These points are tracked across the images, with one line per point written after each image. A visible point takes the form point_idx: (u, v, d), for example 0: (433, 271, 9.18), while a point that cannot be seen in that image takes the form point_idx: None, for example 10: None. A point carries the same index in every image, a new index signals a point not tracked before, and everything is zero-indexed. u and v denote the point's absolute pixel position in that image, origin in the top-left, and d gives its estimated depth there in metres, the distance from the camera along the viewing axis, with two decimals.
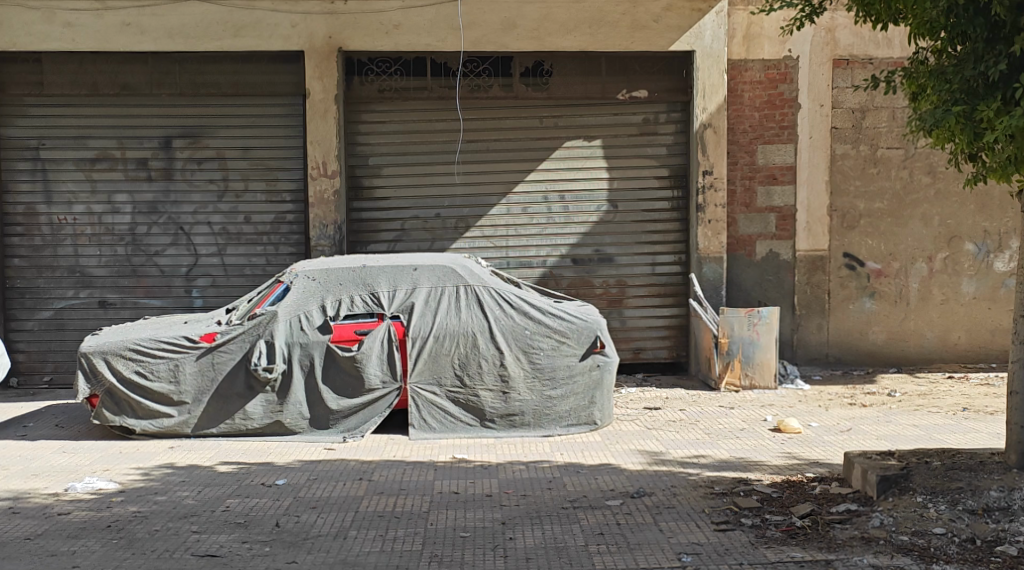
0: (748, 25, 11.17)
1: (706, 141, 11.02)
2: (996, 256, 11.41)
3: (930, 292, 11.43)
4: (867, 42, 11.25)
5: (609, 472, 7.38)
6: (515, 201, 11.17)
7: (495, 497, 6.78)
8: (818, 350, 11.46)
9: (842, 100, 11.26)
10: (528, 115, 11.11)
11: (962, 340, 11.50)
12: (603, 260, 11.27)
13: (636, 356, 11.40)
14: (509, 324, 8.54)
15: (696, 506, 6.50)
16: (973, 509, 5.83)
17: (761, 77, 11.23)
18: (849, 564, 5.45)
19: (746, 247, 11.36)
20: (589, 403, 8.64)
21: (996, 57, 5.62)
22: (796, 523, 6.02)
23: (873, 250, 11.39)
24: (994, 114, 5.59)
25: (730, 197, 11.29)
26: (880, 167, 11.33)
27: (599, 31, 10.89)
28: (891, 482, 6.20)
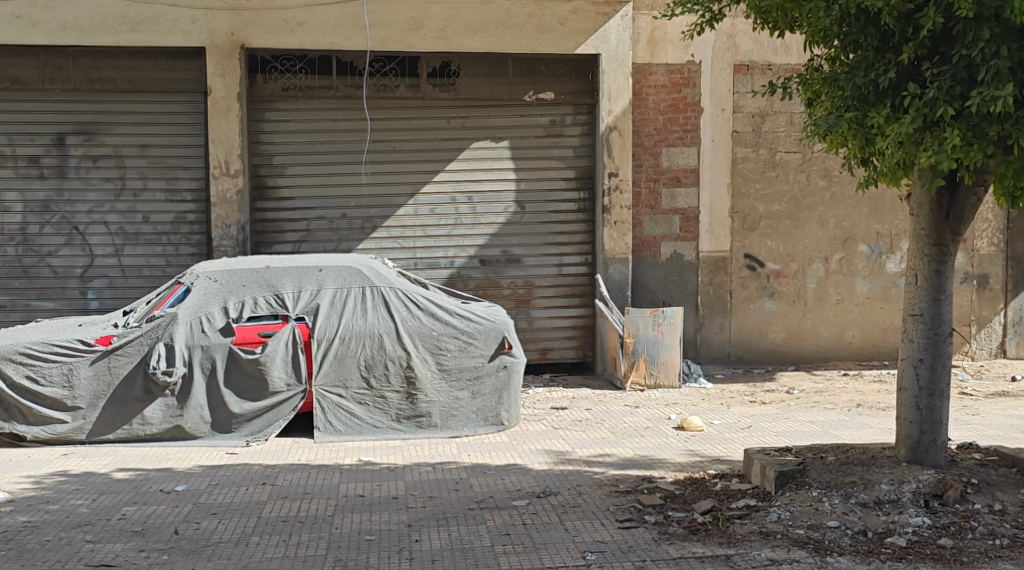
0: (653, 29, 11.32)
1: (612, 143, 11.15)
2: (888, 257, 11.79)
3: (827, 292, 11.75)
4: (766, 49, 11.52)
5: (516, 472, 7.41)
6: (422, 202, 11.14)
7: (401, 499, 6.76)
8: (721, 349, 11.69)
9: (742, 104, 11.51)
10: (435, 115, 11.10)
11: (857, 338, 11.86)
12: (510, 261, 11.32)
13: (544, 357, 11.48)
14: (416, 325, 8.52)
15: (601, 504, 6.58)
16: (866, 502, 6.00)
17: (665, 80, 11.40)
18: (749, 559, 5.57)
19: (651, 248, 11.50)
20: (496, 403, 8.68)
21: (886, 66, 5.82)
22: (698, 519, 6.14)
23: (773, 251, 11.67)
24: (885, 120, 5.76)
25: (636, 199, 11.42)
26: (779, 170, 11.62)
27: (505, 32, 10.92)
28: (789, 477, 6.36)
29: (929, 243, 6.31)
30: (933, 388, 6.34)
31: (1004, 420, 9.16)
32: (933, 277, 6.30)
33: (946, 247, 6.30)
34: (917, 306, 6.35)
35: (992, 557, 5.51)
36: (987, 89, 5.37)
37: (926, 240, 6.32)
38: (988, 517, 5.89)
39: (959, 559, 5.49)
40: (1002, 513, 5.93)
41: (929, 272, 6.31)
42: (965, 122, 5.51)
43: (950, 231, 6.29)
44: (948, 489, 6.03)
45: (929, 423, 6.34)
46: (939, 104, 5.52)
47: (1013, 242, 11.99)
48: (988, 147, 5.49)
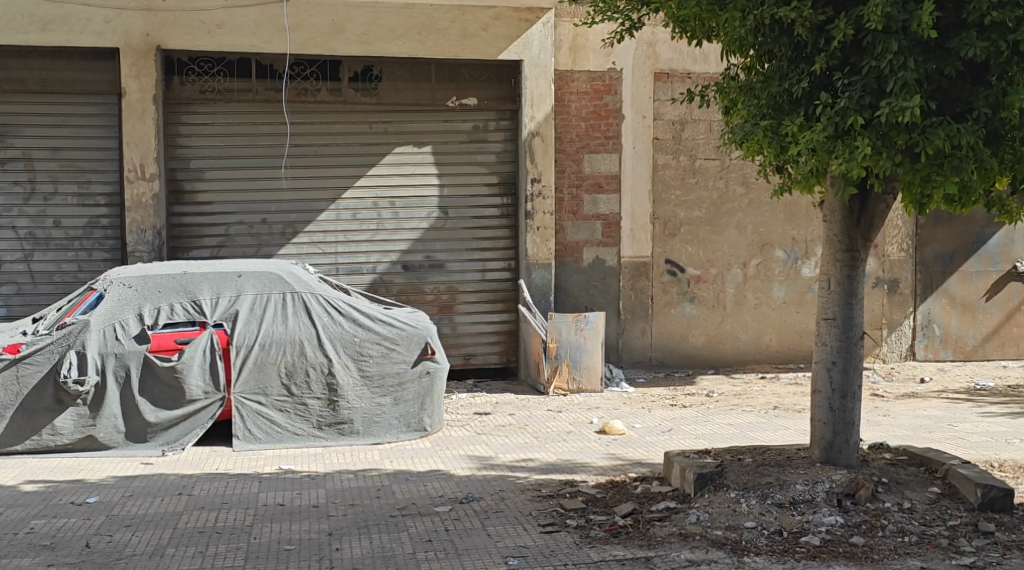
0: (575, 36, 11.40)
1: (534, 149, 11.20)
2: (803, 262, 12.06)
3: (745, 297, 11.96)
4: (685, 57, 11.71)
5: (438, 478, 7.40)
6: (344, 207, 11.06)
7: (322, 507, 6.69)
8: (642, 353, 11.81)
9: (663, 112, 11.67)
10: (357, 119, 11.03)
11: (774, 342, 12.10)
12: (433, 267, 11.29)
13: (467, 362, 11.47)
14: (337, 331, 8.45)
15: (524, 509, 6.60)
16: (781, 502, 6.12)
17: (587, 87, 11.49)
18: (668, 560, 5.64)
19: (574, 254, 11.57)
20: (419, 409, 8.66)
21: (799, 76, 5.96)
22: (618, 522, 6.20)
23: (693, 257, 11.84)
24: (799, 128, 5.91)
25: (558, 205, 11.48)
26: (698, 177, 11.80)
27: (427, 38, 10.90)
28: (707, 479, 6.45)
29: (842, 249, 6.46)
30: (845, 390, 6.49)
31: (914, 421, 9.42)
32: (845, 282, 6.46)
33: (858, 252, 6.46)
34: (830, 311, 6.51)
35: (902, 554, 5.66)
36: (895, 99, 5.51)
37: (838, 247, 6.47)
38: (898, 515, 6.05)
39: (870, 557, 5.62)
40: (910, 510, 6.10)
41: (842, 277, 6.47)
42: (874, 131, 5.64)
43: (862, 237, 6.45)
44: (859, 488, 6.17)
45: (842, 423, 6.49)
46: (849, 113, 5.67)
47: (921, 248, 12.35)
48: (896, 155, 5.62)
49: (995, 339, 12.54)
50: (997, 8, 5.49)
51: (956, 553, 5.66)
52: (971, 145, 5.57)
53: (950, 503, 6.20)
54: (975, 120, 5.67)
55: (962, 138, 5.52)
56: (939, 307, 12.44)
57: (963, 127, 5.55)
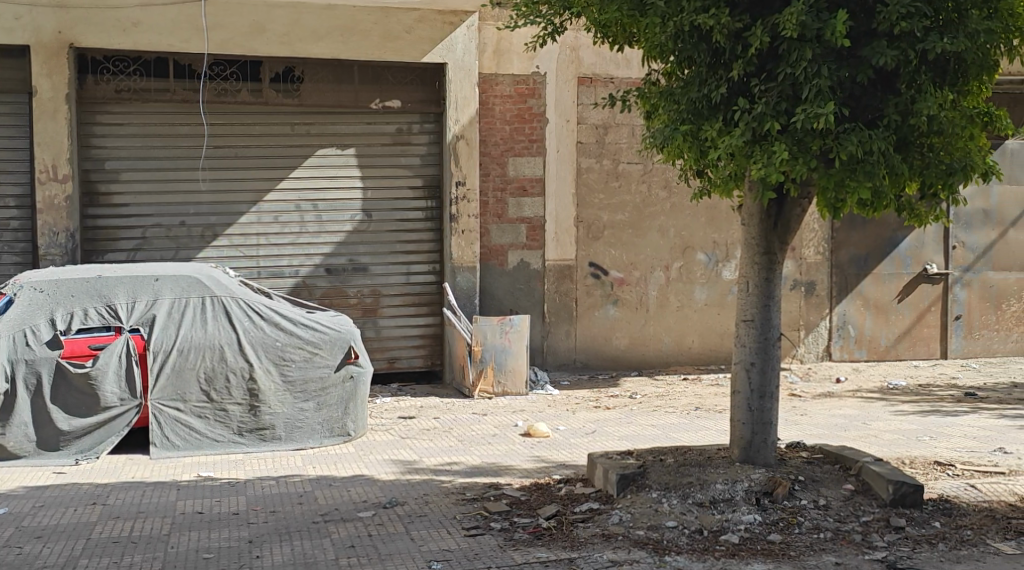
0: (499, 40, 11.41)
1: (458, 152, 11.18)
2: (723, 264, 12.24)
3: (666, 299, 12.10)
4: (607, 62, 11.81)
5: (361, 483, 7.34)
6: (265, 209, 10.92)
7: (242, 515, 6.59)
8: (567, 356, 11.87)
9: (586, 116, 11.75)
10: (278, 121, 10.90)
11: (696, 344, 12.26)
12: (357, 270, 11.22)
13: (391, 366, 11.41)
14: (259, 336, 8.33)
15: (448, 513, 6.58)
16: (701, 501, 6.21)
17: (510, 91, 11.52)
18: (591, 561, 5.66)
19: (498, 256, 11.58)
20: (342, 414, 8.61)
21: (717, 81, 6.04)
22: (542, 524, 6.22)
23: (616, 259, 11.94)
24: (717, 133, 6.00)
25: (483, 208, 11.48)
26: (621, 180, 11.90)
27: (350, 39, 10.81)
28: (629, 480, 6.51)
29: (760, 252, 6.58)
30: (763, 391, 6.61)
31: (830, 419, 9.63)
32: (763, 284, 6.58)
33: (775, 255, 6.58)
34: (748, 312, 6.62)
35: (817, 551, 5.77)
36: (810, 106, 5.64)
37: (756, 249, 6.58)
38: (814, 512, 6.16)
39: (787, 553, 5.73)
40: (826, 507, 6.22)
41: (759, 279, 6.59)
42: (790, 137, 5.77)
43: (778, 240, 6.57)
44: (777, 487, 6.28)
45: (760, 423, 6.60)
46: (766, 119, 5.77)
47: (837, 251, 12.63)
48: (812, 160, 5.73)
49: (906, 339, 12.90)
50: (906, 19, 5.66)
51: (869, 548, 5.80)
52: (881, 151, 5.75)
53: (863, 499, 6.34)
54: (886, 127, 5.83)
55: (873, 144, 5.70)
56: (854, 309, 12.73)
57: (874, 133, 5.72)
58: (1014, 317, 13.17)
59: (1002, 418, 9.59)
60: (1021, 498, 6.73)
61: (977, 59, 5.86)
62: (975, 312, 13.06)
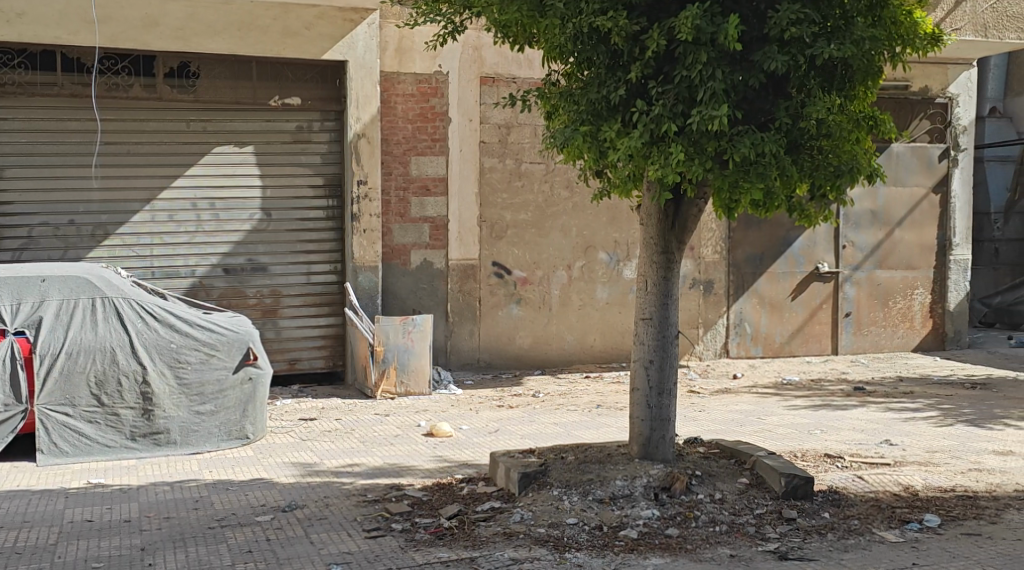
0: (400, 39, 11.34)
1: (360, 151, 11.05)
2: (625, 264, 12.40)
3: (569, 298, 12.20)
4: (510, 62, 11.84)
5: (260, 487, 7.21)
6: (160, 208, 10.67)
7: (134, 522, 6.42)
8: (470, 355, 11.86)
9: (488, 116, 11.77)
10: (173, 117, 10.65)
11: (598, 343, 12.38)
12: (256, 270, 11.03)
13: (292, 367, 11.25)
14: (152, 338, 8.10)
15: (348, 515, 6.52)
16: (601, 498, 6.28)
17: (413, 90, 11.46)
18: (491, 560, 5.67)
19: (400, 256, 11.51)
20: (240, 417, 8.47)
21: (616, 83, 6.10)
22: (444, 524, 6.20)
23: (519, 259, 11.98)
24: (616, 134, 6.06)
25: (385, 207, 11.40)
26: (523, 180, 11.95)
27: (248, 35, 10.60)
28: (531, 478, 6.55)
29: (658, 251, 6.66)
30: (661, 388, 6.72)
31: (727, 415, 9.83)
32: (661, 284, 6.67)
33: (672, 255, 6.68)
34: (646, 311, 6.71)
35: (712, 543, 5.89)
36: (705, 108, 5.74)
37: (654, 249, 6.67)
38: (710, 506, 6.28)
39: (684, 547, 5.83)
40: (721, 501, 6.34)
41: (657, 279, 6.68)
42: (686, 138, 5.86)
43: (676, 240, 6.67)
44: (674, 482, 6.38)
45: (659, 420, 6.70)
46: (663, 121, 5.85)
47: (734, 250, 12.90)
48: (706, 161, 5.84)
49: (800, 336, 13.25)
50: (796, 24, 5.81)
51: (762, 540, 5.94)
52: (774, 153, 5.88)
53: (757, 493, 6.48)
54: (778, 129, 5.97)
55: (765, 146, 5.81)
56: (751, 307, 13.00)
57: (765, 136, 5.85)
58: (900, 313, 13.66)
59: (889, 412, 9.92)
60: (906, 488, 6.96)
61: (862, 66, 6.06)
62: (864, 310, 13.49)
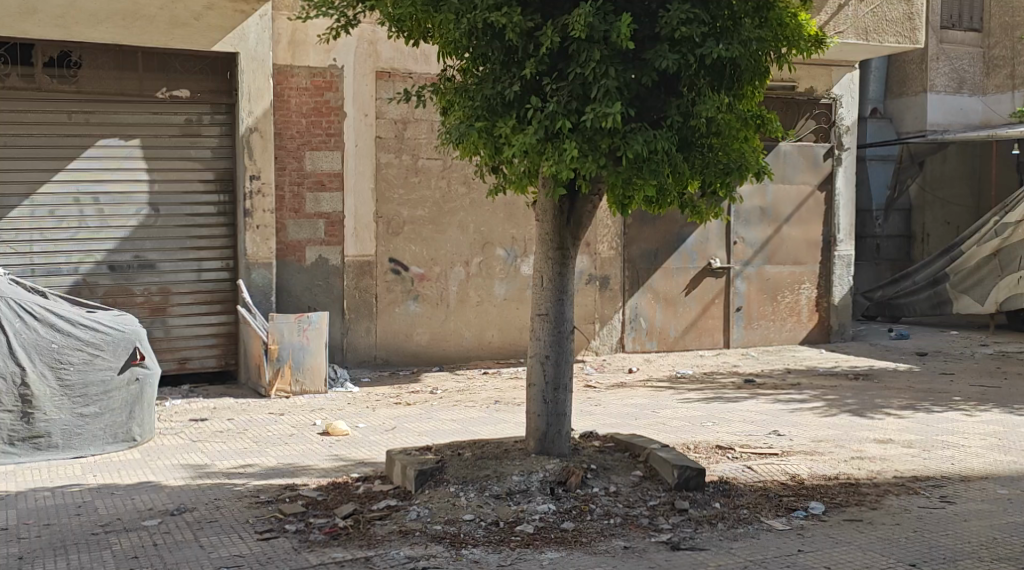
0: (294, 31, 11.16)
1: (252, 145, 10.84)
2: (522, 261, 12.46)
3: (467, 294, 12.19)
4: (406, 57, 11.78)
5: (148, 491, 7.01)
6: (40, 202, 10.29)
7: (12, 530, 6.16)
8: (366, 352, 11.75)
9: (384, 111, 11.68)
10: (53, 108, 10.30)
11: (496, 338, 12.41)
12: (143, 267, 10.72)
13: (182, 367, 10.97)
14: (32, 338, 7.79)
15: (240, 517, 6.39)
16: (498, 494, 6.29)
17: (307, 83, 11.28)
18: (386, 559, 5.61)
19: (295, 253, 11.33)
20: (127, 418, 8.27)
21: (511, 79, 6.09)
22: (338, 523, 6.12)
23: (416, 255, 11.92)
24: (511, 130, 6.05)
25: (279, 203, 11.19)
26: (420, 176, 11.90)
27: (133, 24, 10.28)
28: (428, 475, 6.50)
29: (553, 247, 6.70)
30: (558, 382, 6.76)
31: (622, 409, 9.96)
32: (557, 279, 6.71)
33: (567, 251, 6.72)
34: (542, 307, 6.74)
35: (607, 536, 5.94)
36: (599, 105, 5.79)
37: (550, 245, 6.70)
38: (605, 498, 6.35)
39: (579, 540, 5.87)
40: (616, 494, 6.42)
41: (553, 274, 6.72)
42: (580, 135, 5.90)
43: (571, 236, 6.71)
44: (570, 476, 6.45)
45: (555, 415, 6.73)
46: (557, 117, 5.88)
47: (629, 246, 13.05)
48: (600, 158, 5.88)
49: (693, 330, 13.50)
50: (686, 24, 5.92)
51: (655, 531, 6.02)
52: (665, 150, 5.97)
53: (650, 485, 6.58)
54: (669, 127, 6.06)
55: (657, 143, 5.90)
56: (645, 302, 13.19)
57: (658, 133, 5.93)
58: (788, 307, 14.04)
59: (777, 403, 10.19)
60: (793, 477, 7.15)
61: (750, 65, 6.19)
62: (754, 304, 13.82)
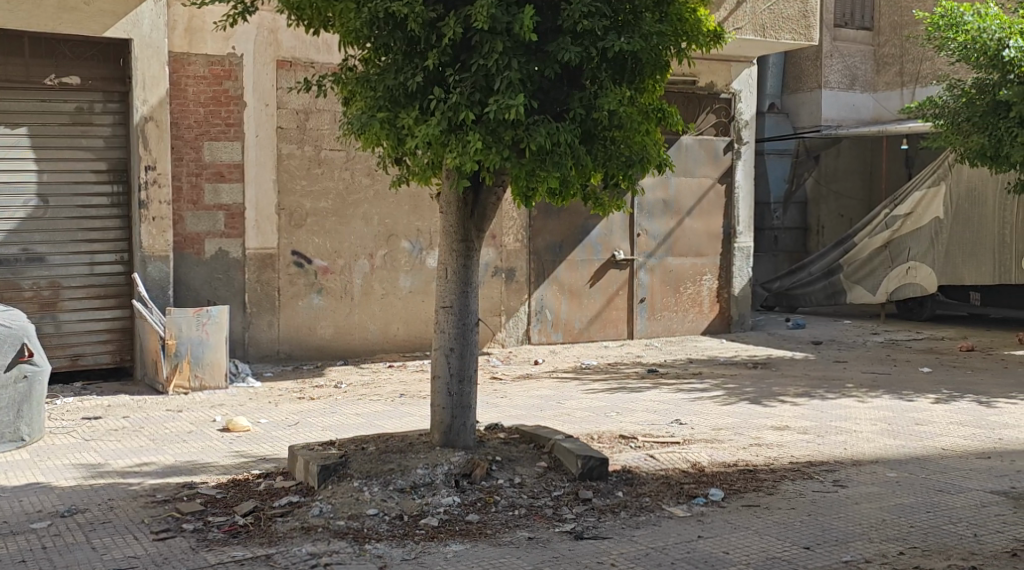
0: (190, 18, 10.89)
1: (147, 135, 10.52)
2: (427, 253, 12.41)
3: (371, 288, 12.09)
4: (307, 47, 11.61)
5: (37, 492, 6.77)
6: None
7: None
8: (268, 347, 11.53)
9: (285, 101, 11.48)
10: None
11: (401, 331, 12.33)
12: (32, 261, 10.35)
13: (73, 364, 10.64)
14: None
15: (135, 517, 6.21)
16: (403, 488, 6.25)
17: (204, 72, 11.01)
18: (288, 556, 5.51)
19: (194, 246, 11.07)
20: (15, 418, 7.96)
21: (413, 69, 6.02)
22: (238, 522, 6.00)
23: (319, 248, 11.76)
24: (413, 121, 5.99)
25: (176, 194, 10.92)
26: (323, 167, 11.74)
27: (18, 8, 9.89)
28: (331, 470, 6.42)
29: (457, 239, 6.66)
30: (462, 375, 6.74)
31: (527, 400, 10.00)
32: (461, 272, 6.68)
33: (471, 243, 6.70)
34: (447, 299, 6.70)
35: (512, 527, 5.95)
36: (502, 97, 5.77)
37: (453, 237, 6.66)
38: (509, 490, 6.37)
39: (484, 532, 5.87)
40: (520, 485, 6.44)
41: (457, 267, 6.69)
42: (483, 126, 5.87)
43: (475, 228, 6.69)
44: (475, 468, 6.45)
45: (459, 407, 6.71)
46: (460, 109, 5.84)
47: (535, 238, 13.07)
48: (504, 150, 5.86)
49: (598, 322, 13.62)
50: (588, 17, 5.95)
51: (559, 521, 6.05)
52: (568, 143, 5.97)
53: (555, 475, 6.61)
54: (572, 120, 6.07)
55: (560, 136, 5.90)
56: (551, 294, 13.23)
57: (561, 126, 5.93)
58: (690, 298, 14.27)
59: (679, 392, 10.36)
60: (693, 464, 7.27)
61: (651, 60, 6.24)
62: (657, 295, 14.01)
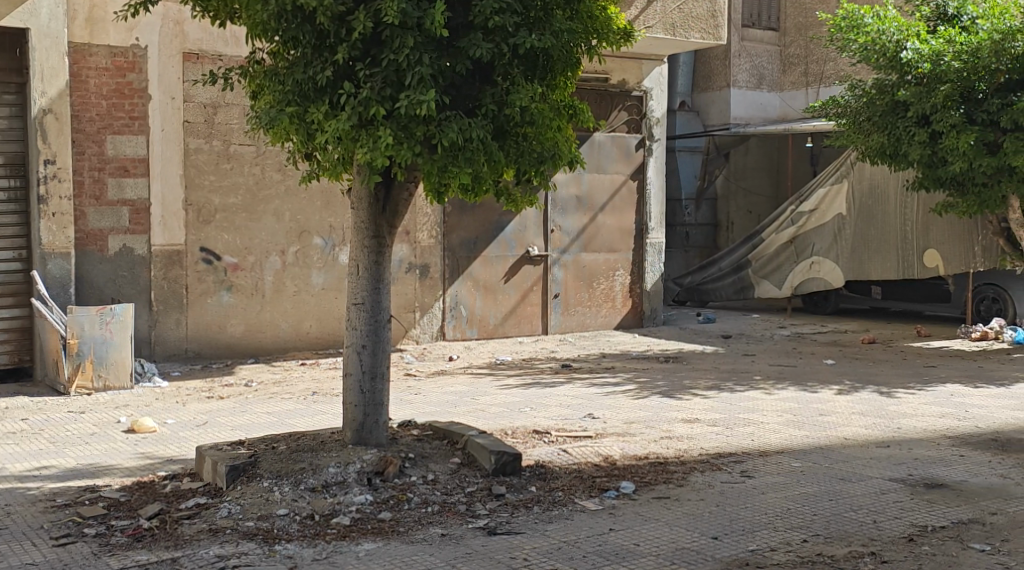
0: (91, 8, 10.60)
1: (46, 128, 10.18)
2: (339, 250, 12.28)
3: (282, 285, 11.92)
4: (215, 39, 11.39)
5: None
6: None
7: None
8: (176, 346, 11.28)
9: (192, 94, 11.23)
10: None
11: (314, 329, 12.19)
12: None
13: None
14: None
15: (35, 522, 6.01)
16: (313, 487, 6.17)
17: (107, 64, 10.72)
18: (195, 559, 5.39)
19: (97, 242, 10.77)
20: None
21: (322, 63, 5.93)
22: (143, 525, 5.85)
23: (228, 245, 11.55)
24: (324, 116, 5.92)
25: (78, 189, 10.60)
26: (232, 163, 11.53)
27: None
28: (240, 471, 6.31)
29: (369, 236, 6.60)
30: (374, 372, 6.69)
31: (441, 396, 9.97)
32: (373, 268, 6.62)
33: (383, 239, 6.64)
34: (358, 295, 6.64)
35: (424, 524, 5.92)
36: (413, 93, 5.73)
37: (365, 234, 6.60)
38: (422, 487, 6.34)
39: (396, 530, 5.82)
40: (433, 482, 6.41)
41: (369, 263, 6.62)
42: (394, 122, 5.82)
43: (387, 224, 6.64)
44: (387, 466, 6.40)
45: (372, 404, 6.66)
46: (371, 104, 5.78)
47: (449, 235, 13.02)
48: (415, 146, 5.83)
49: (512, 318, 13.65)
50: (499, 14, 5.93)
51: (472, 517, 6.05)
52: (480, 139, 5.96)
53: (468, 471, 6.60)
54: (484, 116, 6.05)
55: (472, 132, 5.89)
56: (465, 290, 13.21)
57: (473, 122, 5.92)
58: (603, 294, 14.40)
59: (592, 387, 10.44)
60: (605, 458, 7.33)
61: (562, 56, 6.27)
62: (570, 291, 14.11)
